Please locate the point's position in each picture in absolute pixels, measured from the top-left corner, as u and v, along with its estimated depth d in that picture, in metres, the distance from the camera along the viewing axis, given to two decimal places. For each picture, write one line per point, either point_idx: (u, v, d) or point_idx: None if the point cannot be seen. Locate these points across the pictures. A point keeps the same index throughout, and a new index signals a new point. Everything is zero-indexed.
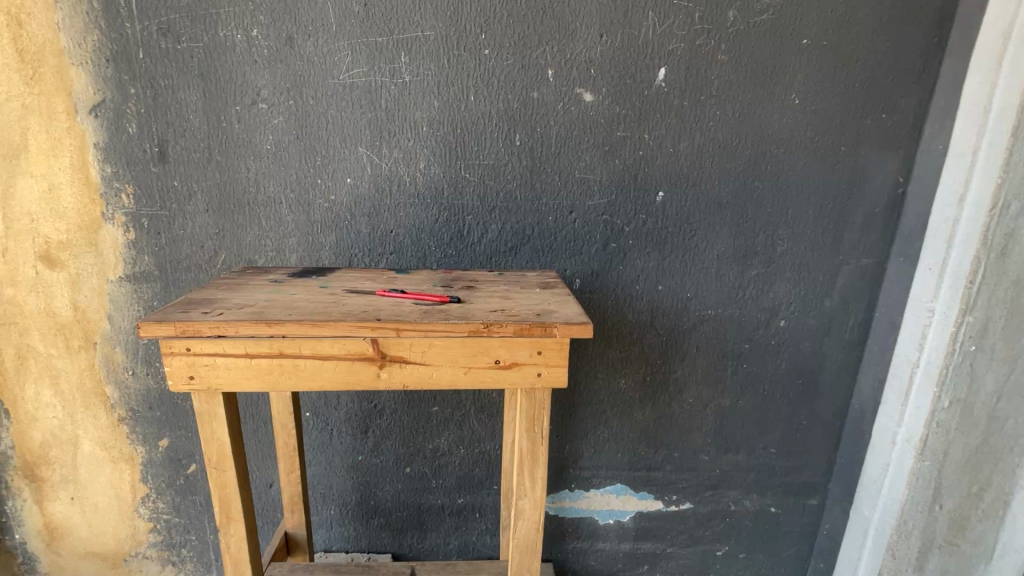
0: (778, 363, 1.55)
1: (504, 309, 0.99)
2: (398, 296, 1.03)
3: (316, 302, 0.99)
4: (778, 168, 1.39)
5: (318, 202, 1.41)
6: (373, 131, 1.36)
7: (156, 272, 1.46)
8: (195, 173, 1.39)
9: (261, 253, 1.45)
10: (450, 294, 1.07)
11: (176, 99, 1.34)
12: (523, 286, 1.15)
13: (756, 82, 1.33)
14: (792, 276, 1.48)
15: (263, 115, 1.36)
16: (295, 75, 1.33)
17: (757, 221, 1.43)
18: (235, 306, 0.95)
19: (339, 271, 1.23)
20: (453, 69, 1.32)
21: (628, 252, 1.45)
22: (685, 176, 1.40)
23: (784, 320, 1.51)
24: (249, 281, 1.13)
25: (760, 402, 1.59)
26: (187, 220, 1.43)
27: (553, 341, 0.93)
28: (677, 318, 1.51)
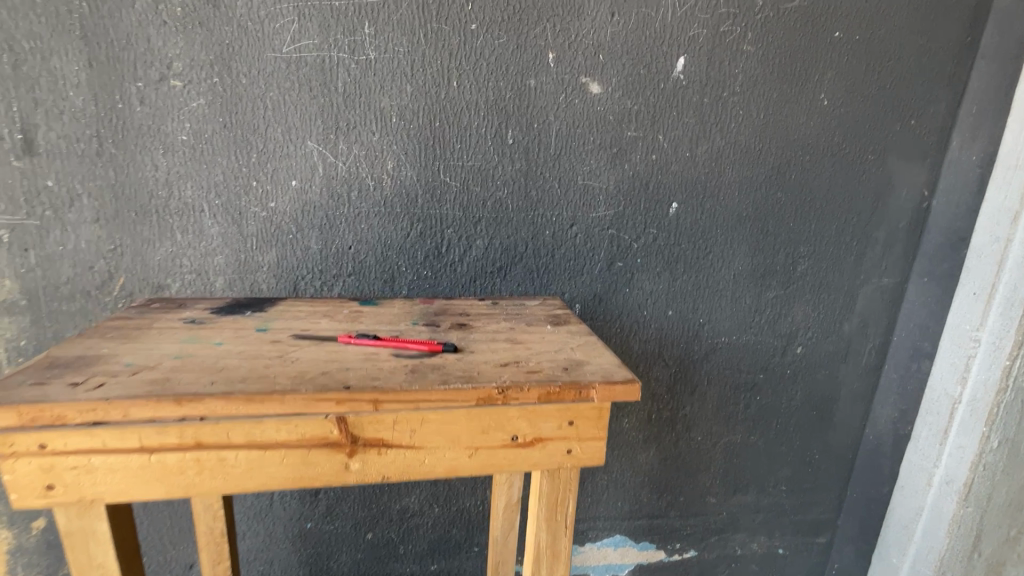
0: (793, 395, 1.39)
1: (518, 361, 0.74)
2: (373, 344, 0.76)
3: (253, 358, 0.70)
4: (801, 178, 1.23)
5: (252, 210, 1.10)
6: (327, 120, 1.07)
7: (23, 302, 1.09)
8: (78, 171, 1.04)
9: (176, 276, 1.11)
10: (438, 338, 0.81)
11: (49, 69, 0.99)
12: (529, 322, 0.90)
13: (783, 80, 1.17)
14: (811, 299, 1.32)
15: (175, 96, 1.03)
16: (220, 44, 1.01)
17: (777, 238, 1.26)
18: (128, 370, 0.64)
19: (282, 304, 0.93)
20: (431, 47, 1.06)
21: (636, 273, 1.24)
22: (702, 185, 1.20)
23: (802, 347, 1.35)
24: (153, 322, 0.81)
25: (773, 438, 1.42)
26: (68, 233, 1.07)
27: (589, 409, 0.69)
28: (688, 348, 1.31)
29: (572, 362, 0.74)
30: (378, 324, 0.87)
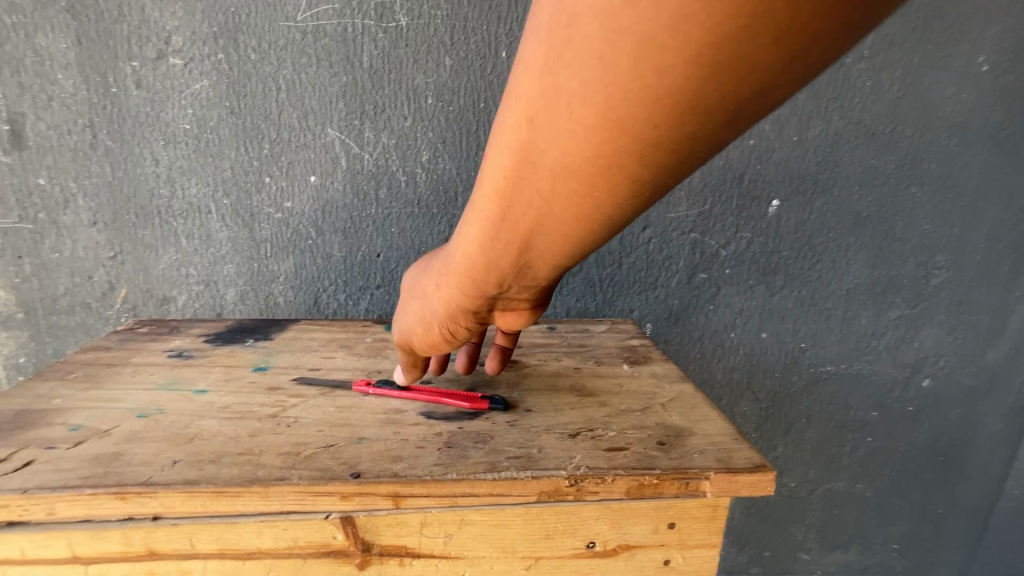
0: (915, 437, 1.11)
1: (592, 429, 0.53)
2: (399, 394, 0.58)
3: (239, 419, 0.52)
4: (945, 166, 0.96)
5: (264, 211, 0.93)
6: (350, 102, 0.88)
7: (20, 316, 0.97)
8: (72, 167, 0.90)
9: (182, 288, 0.97)
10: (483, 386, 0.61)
11: (34, 48, 0.84)
12: (598, 360, 0.69)
13: (930, 38, 0.89)
14: (947, 320, 1.04)
15: (174, 76, 0.86)
16: (225, 12, 0.84)
17: (907, 243, 0.99)
18: (73, 437, 0.48)
19: (293, 330, 0.75)
20: (475, 9, 0.85)
21: (723, 286, 1.00)
22: (813, 177, 0.95)
23: (930, 380, 1.08)
24: (132, 357, 0.65)
25: (886, 488, 1.15)
26: (63, 238, 0.93)
27: (699, 506, 0.49)
28: (784, 378, 1.06)
29: (669, 433, 0.53)
30: None
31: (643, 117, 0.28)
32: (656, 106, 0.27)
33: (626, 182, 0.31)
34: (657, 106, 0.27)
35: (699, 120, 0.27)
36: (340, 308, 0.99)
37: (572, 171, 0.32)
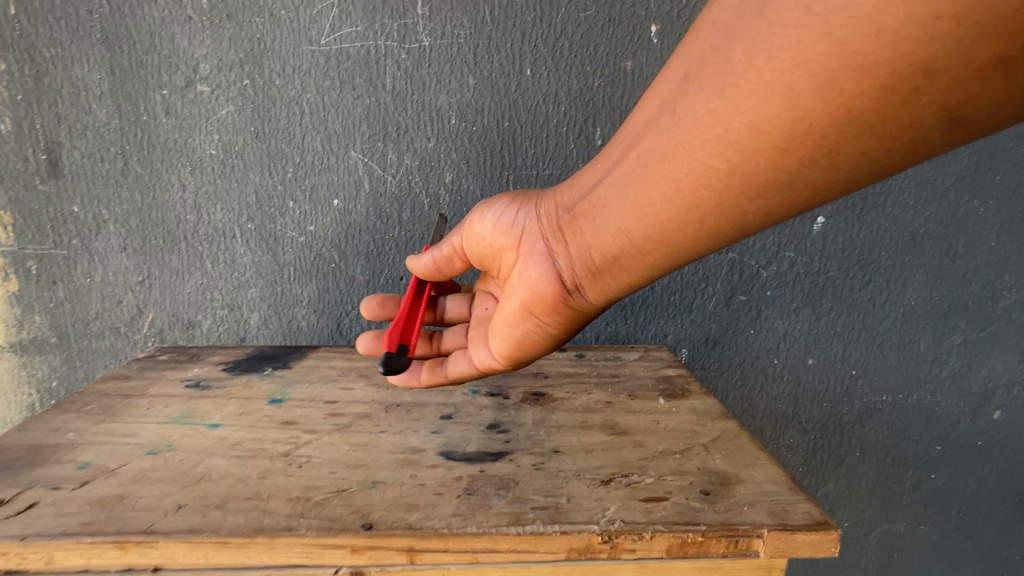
0: (985, 474, 1.01)
1: (627, 474, 0.48)
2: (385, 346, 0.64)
3: (248, 458, 0.50)
4: (1012, 178, 0.88)
5: (288, 234, 0.92)
6: (373, 124, 0.87)
7: (53, 340, 0.98)
8: (104, 194, 0.91)
9: (207, 312, 0.96)
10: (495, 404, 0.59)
11: (70, 79, 0.86)
12: (632, 393, 0.64)
13: None
14: (1019, 346, 0.95)
15: (202, 103, 0.87)
16: (251, 39, 0.84)
17: (971, 261, 0.91)
18: (80, 477, 0.46)
19: (312, 357, 0.73)
20: (498, 27, 0.83)
21: (764, 308, 0.93)
22: (862, 192, 0.88)
23: (1001, 411, 0.98)
24: (151, 386, 0.64)
25: (952, 530, 1.04)
26: (95, 263, 0.95)
27: (750, 567, 0.44)
28: (834, 408, 0.98)
29: (713, 480, 0.48)
30: (426, 394, 0.64)
31: (778, 94, 0.36)
32: (802, 88, 0.35)
33: (717, 155, 0.40)
34: (808, 86, 0.34)
35: (810, 123, 0.36)
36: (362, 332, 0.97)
37: (696, 120, 0.40)
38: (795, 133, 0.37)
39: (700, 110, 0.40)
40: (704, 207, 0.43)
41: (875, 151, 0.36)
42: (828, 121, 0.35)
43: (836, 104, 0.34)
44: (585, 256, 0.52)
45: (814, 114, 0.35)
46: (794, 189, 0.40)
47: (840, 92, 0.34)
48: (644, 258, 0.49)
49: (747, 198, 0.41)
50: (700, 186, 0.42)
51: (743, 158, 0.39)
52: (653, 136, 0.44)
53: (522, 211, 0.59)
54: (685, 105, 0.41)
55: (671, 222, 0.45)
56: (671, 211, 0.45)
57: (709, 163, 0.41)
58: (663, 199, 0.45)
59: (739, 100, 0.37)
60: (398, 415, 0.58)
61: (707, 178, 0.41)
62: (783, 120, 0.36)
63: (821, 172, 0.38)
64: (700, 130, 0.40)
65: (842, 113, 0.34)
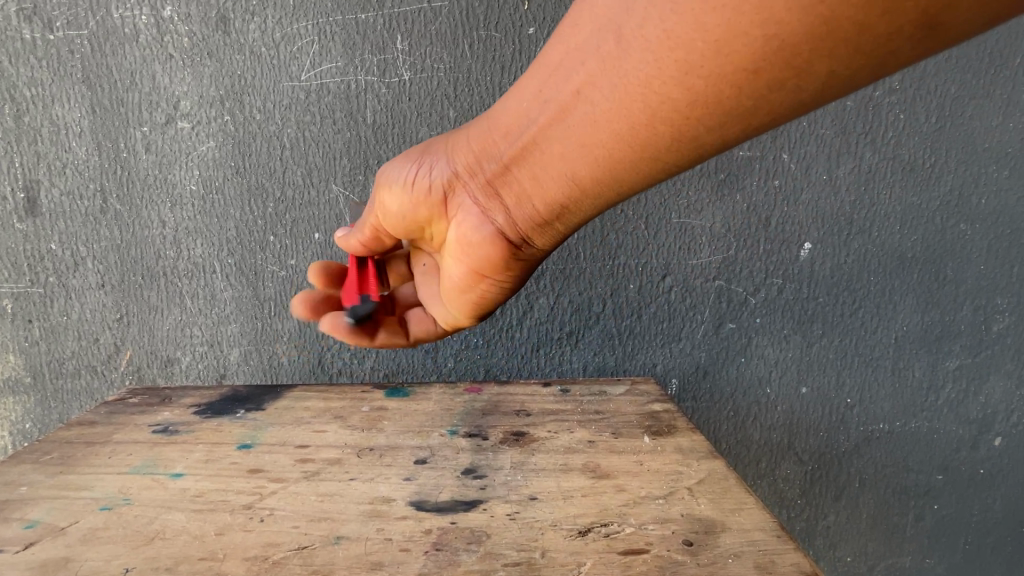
0: (990, 504, 0.98)
1: (607, 524, 0.48)
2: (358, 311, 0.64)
3: (208, 512, 0.49)
4: (997, 202, 0.87)
5: (268, 269, 0.91)
6: (354, 158, 0.87)
7: (27, 380, 0.96)
8: (82, 231, 0.90)
9: (186, 349, 0.94)
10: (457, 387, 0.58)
11: (50, 118, 0.86)
12: (616, 432, 0.62)
13: (967, 65, 0.83)
14: (1016, 371, 0.93)
15: (182, 139, 0.87)
16: (231, 76, 0.84)
17: (961, 285, 0.90)
18: (26, 539, 0.46)
19: (288, 397, 0.70)
20: (477, 61, 0.83)
21: (754, 336, 0.92)
22: (848, 218, 0.87)
23: (1001, 438, 0.95)
24: (117, 433, 0.62)
25: (959, 564, 1.00)
26: (72, 301, 0.93)
27: None
28: (830, 438, 0.95)
29: (696, 529, 0.47)
30: (402, 436, 0.61)
31: (750, 9, 0.32)
32: (780, 1, 0.31)
33: (677, 83, 0.36)
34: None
35: (784, 41, 0.32)
36: (345, 366, 0.95)
37: (650, 45, 0.36)
38: (768, 54, 0.33)
39: (654, 34, 0.36)
40: (660, 142, 0.40)
41: (844, 71, 0.33)
42: (802, 37, 0.32)
43: (815, 15, 0.31)
44: (532, 206, 0.50)
45: (789, 29, 0.31)
46: (755, 118, 0.37)
47: (822, 0, 0.30)
48: (597, 199, 0.47)
49: (707, 129, 0.38)
50: (657, 121, 0.39)
51: (708, 86, 0.36)
52: (594, 67, 0.39)
53: (438, 165, 0.54)
54: (634, 30, 0.37)
55: (625, 162, 0.42)
56: (622, 151, 0.42)
57: (666, 93, 0.37)
58: (615, 138, 0.41)
59: (701, 18, 0.33)
60: (371, 460, 0.57)
61: (666, 111, 0.38)
62: (755, 37, 0.32)
63: (785, 95, 0.35)
64: (654, 54, 0.36)
65: (820, 23, 0.31)
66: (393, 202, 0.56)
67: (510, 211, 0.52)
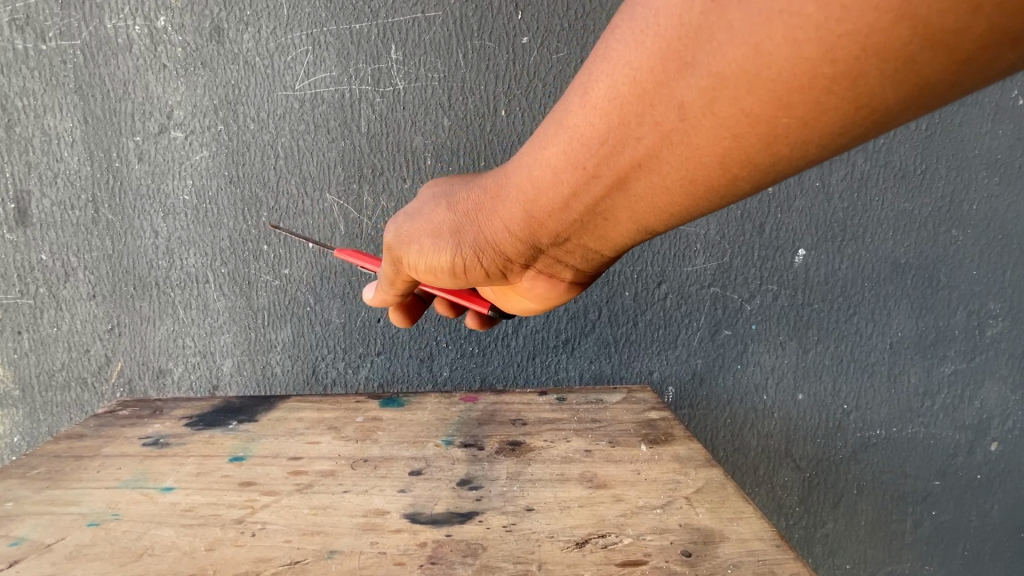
0: (987, 510, 0.98)
1: (605, 535, 0.47)
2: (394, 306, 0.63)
3: (198, 526, 0.48)
4: (988, 208, 0.88)
5: (262, 278, 0.90)
6: (348, 167, 0.87)
7: (16, 393, 0.94)
8: (73, 242, 0.89)
9: (178, 359, 0.93)
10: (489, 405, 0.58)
11: (42, 128, 0.86)
12: (613, 440, 0.61)
13: None
14: (1011, 375, 0.93)
15: (175, 149, 0.86)
16: (225, 85, 0.84)
17: (954, 291, 0.90)
18: (11, 556, 0.45)
19: (281, 408, 0.69)
20: (472, 70, 0.83)
21: (751, 343, 0.91)
22: (841, 224, 0.88)
23: (998, 443, 0.95)
24: (106, 446, 0.61)
25: (959, 570, 1.00)
26: (62, 312, 0.92)
27: None
28: (827, 445, 0.95)
29: (695, 539, 0.47)
30: (396, 446, 0.61)
31: (841, 85, 0.30)
32: (872, 76, 0.29)
33: (760, 152, 0.34)
34: (877, 74, 0.29)
35: (876, 109, 0.30)
36: (339, 376, 0.94)
37: (724, 123, 0.34)
38: (856, 120, 0.31)
39: (728, 112, 0.33)
40: (740, 194, 0.38)
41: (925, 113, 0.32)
42: (892, 101, 0.30)
43: (909, 84, 0.29)
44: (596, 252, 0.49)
45: (881, 98, 0.30)
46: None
47: (916, 71, 0.28)
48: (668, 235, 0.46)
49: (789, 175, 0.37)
50: (738, 182, 0.37)
51: (794, 151, 0.34)
52: (656, 142, 0.37)
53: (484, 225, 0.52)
54: (702, 108, 0.34)
55: (702, 211, 0.41)
56: (699, 206, 0.40)
57: (747, 161, 0.35)
58: (691, 200, 0.39)
59: (785, 97, 0.31)
60: (365, 472, 0.56)
61: (748, 174, 0.36)
62: (844, 110, 0.31)
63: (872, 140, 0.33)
64: (729, 130, 0.34)
65: (916, 93, 0.29)
66: (437, 272, 0.56)
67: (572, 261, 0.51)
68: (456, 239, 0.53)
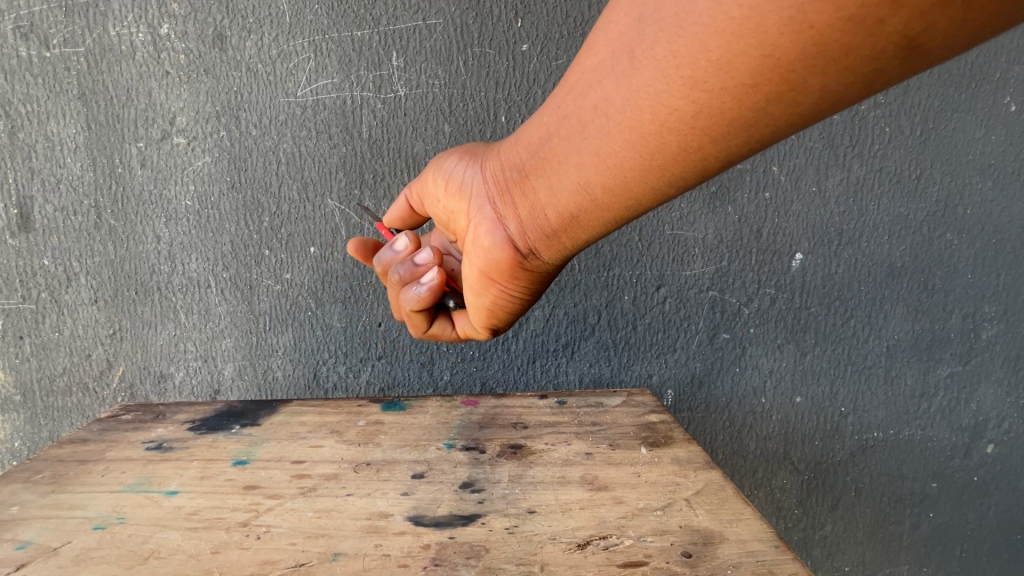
0: (984, 512, 0.98)
1: (606, 536, 0.48)
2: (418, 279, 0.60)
3: (204, 530, 0.49)
4: (981, 212, 0.89)
5: (264, 283, 0.91)
6: (350, 173, 0.87)
7: (17, 398, 0.95)
8: (75, 247, 0.90)
9: (180, 364, 0.94)
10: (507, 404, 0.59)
11: (45, 134, 0.86)
12: (614, 443, 0.62)
13: (949, 80, 0.85)
14: (1006, 378, 0.94)
15: (178, 155, 0.87)
16: (228, 92, 0.85)
17: (949, 294, 0.91)
18: (17, 560, 0.45)
19: (284, 412, 0.69)
20: (472, 77, 0.84)
21: (749, 346, 0.92)
22: (837, 228, 0.89)
23: (994, 445, 0.96)
24: (109, 451, 0.62)
25: (956, 572, 1.01)
26: (64, 317, 0.92)
27: None
28: (825, 448, 0.95)
29: (695, 540, 0.47)
30: (399, 450, 0.61)
31: (748, 31, 0.33)
32: (772, 24, 0.32)
33: (684, 96, 0.37)
34: (777, 22, 0.32)
35: (780, 60, 0.33)
36: (340, 380, 0.95)
37: (659, 64, 0.37)
38: (767, 72, 0.34)
39: (664, 54, 0.37)
40: (669, 152, 0.40)
41: (836, 86, 0.34)
42: (795, 55, 0.32)
43: (806, 38, 0.32)
44: (543, 215, 0.49)
45: (783, 48, 0.32)
46: (761, 131, 0.37)
47: (809, 24, 0.31)
48: (608, 211, 0.46)
49: (711, 138, 0.38)
50: (665, 132, 0.39)
51: (713, 99, 0.36)
52: (608, 83, 0.40)
53: (474, 170, 0.54)
54: (645, 49, 0.37)
55: (636, 171, 0.42)
56: (633, 160, 0.42)
57: (674, 106, 0.38)
58: (628, 148, 0.41)
59: (704, 40, 0.34)
60: (368, 475, 0.56)
61: (674, 123, 0.38)
62: (752, 57, 0.33)
63: (783, 109, 0.35)
64: (663, 71, 0.37)
65: (811, 47, 0.32)
66: (432, 198, 0.61)
67: (523, 222, 0.51)
68: (449, 170, 0.58)
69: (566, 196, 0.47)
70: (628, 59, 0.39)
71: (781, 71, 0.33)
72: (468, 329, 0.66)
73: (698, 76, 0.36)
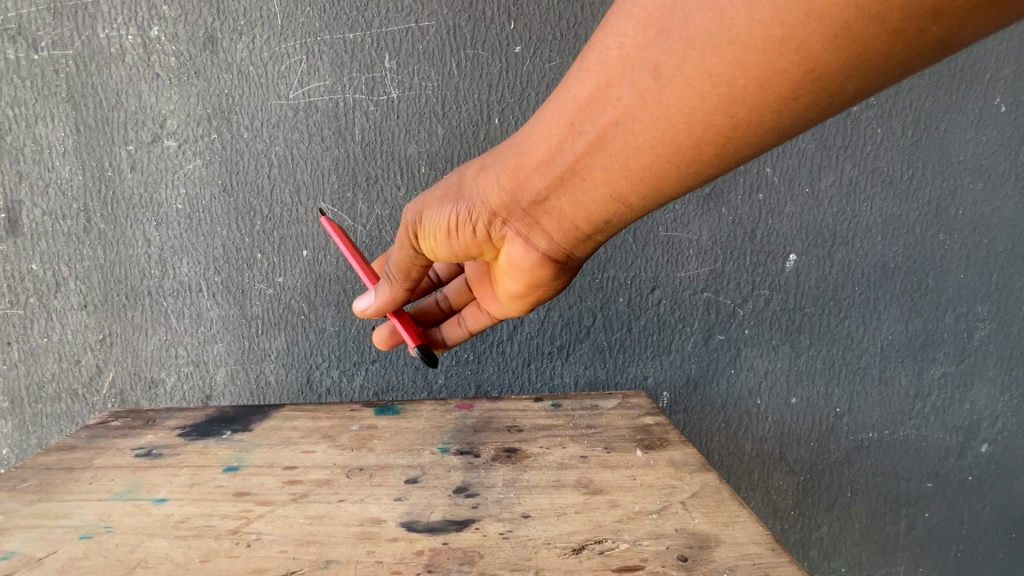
0: (979, 511, 0.98)
1: (601, 541, 0.47)
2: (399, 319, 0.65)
3: (193, 538, 0.48)
4: (974, 212, 0.89)
5: (255, 286, 0.90)
6: (343, 175, 0.87)
7: (5, 405, 0.94)
8: (65, 251, 0.89)
9: (171, 368, 0.93)
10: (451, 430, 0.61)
11: (34, 137, 0.85)
12: (609, 446, 0.61)
13: (940, 82, 0.85)
14: (999, 377, 0.94)
15: (168, 158, 0.86)
16: (218, 95, 0.84)
17: (942, 294, 0.91)
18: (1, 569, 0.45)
19: (276, 417, 0.69)
20: (464, 79, 0.84)
21: (743, 347, 0.92)
22: (831, 229, 0.89)
23: (988, 445, 0.96)
24: (97, 458, 0.61)
25: (952, 572, 1.01)
26: (53, 323, 0.91)
27: None
28: (820, 448, 0.95)
29: (691, 543, 0.47)
30: (392, 455, 0.61)
31: (790, 49, 0.33)
32: (815, 42, 0.32)
33: (722, 111, 0.37)
34: (820, 40, 0.32)
35: (820, 73, 0.34)
36: (334, 385, 0.94)
37: (692, 82, 0.37)
38: (805, 84, 0.34)
39: (695, 71, 0.37)
40: (706, 159, 0.41)
41: (869, 87, 0.35)
42: (837, 67, 0.33)
43: (847, 52, 0.32)
44: (575, 223, 0.50)
45: (824, 63, 0.33)
46: (791, 131, 0.38)
47: (853, 39, 0.31)
48: (643, 210, 0.47)
49: (747, 144, 0.39)
50: (702, 144, 0.40)
51: (751, 113, 0.37)
52: (634, 100, 0.40)
53: (473, 200, 0.52)
54: (674, 67, 0.37)
55: (670, 178, 0.43)
56: (668, 170, 0.42)
57: (711, 120, 0.38)
58: (662, 160, 0.42)
59: (742, 59, 0.35)
60: (361, 481, 0.56)
61: (711, 134, 0.39)
62: (793, 72, 0.34)
63: (819, 111, 0.37)
64: (696, 88, 0.37)
65: (851, 58, 0.32)
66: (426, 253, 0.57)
67: (555, 231, 0.52)
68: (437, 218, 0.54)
69: (600, 206, 0.48)
70: (656, 77, 0.38)
71: (821, 81, 0.34)
72: (502, 313, 0.64)
73: (738, 92, 0.36)
